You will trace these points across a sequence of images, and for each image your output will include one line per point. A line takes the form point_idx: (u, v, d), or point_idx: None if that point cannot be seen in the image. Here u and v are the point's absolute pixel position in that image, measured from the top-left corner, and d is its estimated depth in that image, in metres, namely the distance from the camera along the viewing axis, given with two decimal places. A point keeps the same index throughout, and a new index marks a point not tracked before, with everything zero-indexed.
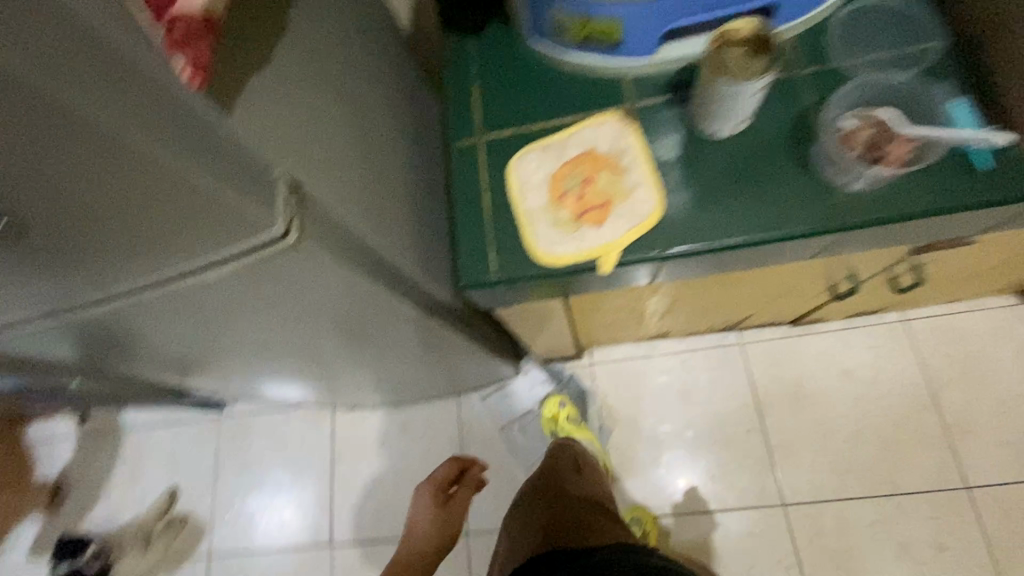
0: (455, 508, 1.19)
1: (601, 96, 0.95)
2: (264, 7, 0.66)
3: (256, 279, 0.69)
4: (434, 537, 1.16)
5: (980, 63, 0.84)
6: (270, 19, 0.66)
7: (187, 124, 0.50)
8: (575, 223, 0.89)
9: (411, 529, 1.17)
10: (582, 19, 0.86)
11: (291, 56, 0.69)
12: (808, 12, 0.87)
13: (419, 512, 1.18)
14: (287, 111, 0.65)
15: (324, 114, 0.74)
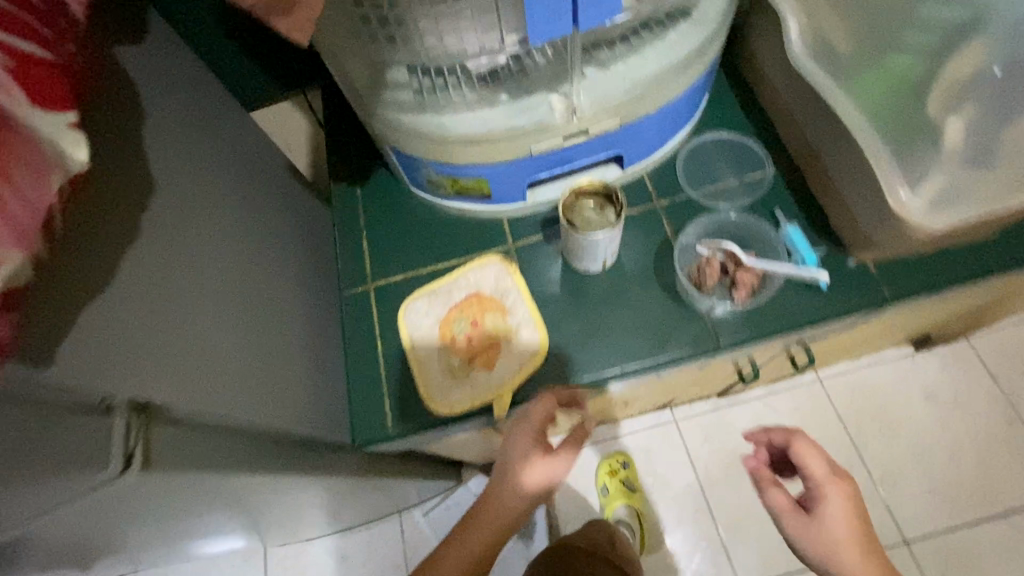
0: (535, 488, 0.71)
1: (483, 238, 1.00)
2: (100, 209, 0.62)
3: (111, 510, 0.62)
4: (512, 517, 0.70)
5: (806, 185, 0.94)
6: (108, 222, 0.62)
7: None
8: (467, 367, 0.89)
9: (486, 502, 0.71)
10: (451, 178, 0.92)
11: (145, 260, 0.67)
12: (654, 151, 0.96)
13: (529, 479, 0.70)
14: (133, 325, 0.62)
15: (190, 306, 0.73)
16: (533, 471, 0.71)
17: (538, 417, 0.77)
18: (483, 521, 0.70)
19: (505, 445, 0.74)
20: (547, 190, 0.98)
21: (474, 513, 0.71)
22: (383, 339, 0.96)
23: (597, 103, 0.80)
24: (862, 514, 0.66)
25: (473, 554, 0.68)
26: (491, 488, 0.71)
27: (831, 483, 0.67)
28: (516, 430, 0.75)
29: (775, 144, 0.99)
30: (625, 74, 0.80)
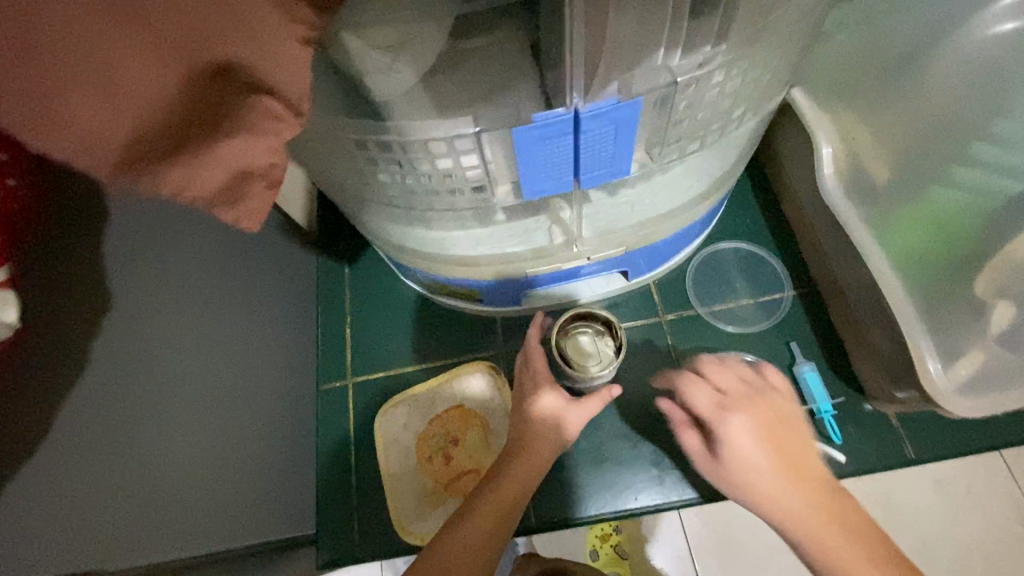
0: (558, 434, 0.69)
1: (474, 339, 0.94)
2: (48, 352, 0.56)
3: None
4: (537, 470, 0.66)
5: (827, 317, 0.87)
6: (56, 366, 0.57)
7: None
8: (442, 493, 0.85)
9: (514, 460, 0.66)
10: (442, 282, 0.86)
11: (100, 392, 0.62)
12: (665, 264, 0.89)
13: (554, 429, 0.69)
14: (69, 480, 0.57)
15: (145, 434, 0.67)
16: (562, 425, 0.70)
17: (571, 407, 0.70)
18: (511, 478, 0.64)
19: (529, 426, 0.69)
20: (547, 294, 0.89)
21: (495, 480, 0.65)
22: (358, 446, 0.90)
23: (602, 235, 0.72)
24: (777, 408, 0.63)
25: (485, 523, 0.60)
26: (522, 440, 0.68)
27: (752, 453, 0.59)
28: (550, 405, 0.70)
29: (797, 264, 0.91)
30: (635, 203, 0.70)
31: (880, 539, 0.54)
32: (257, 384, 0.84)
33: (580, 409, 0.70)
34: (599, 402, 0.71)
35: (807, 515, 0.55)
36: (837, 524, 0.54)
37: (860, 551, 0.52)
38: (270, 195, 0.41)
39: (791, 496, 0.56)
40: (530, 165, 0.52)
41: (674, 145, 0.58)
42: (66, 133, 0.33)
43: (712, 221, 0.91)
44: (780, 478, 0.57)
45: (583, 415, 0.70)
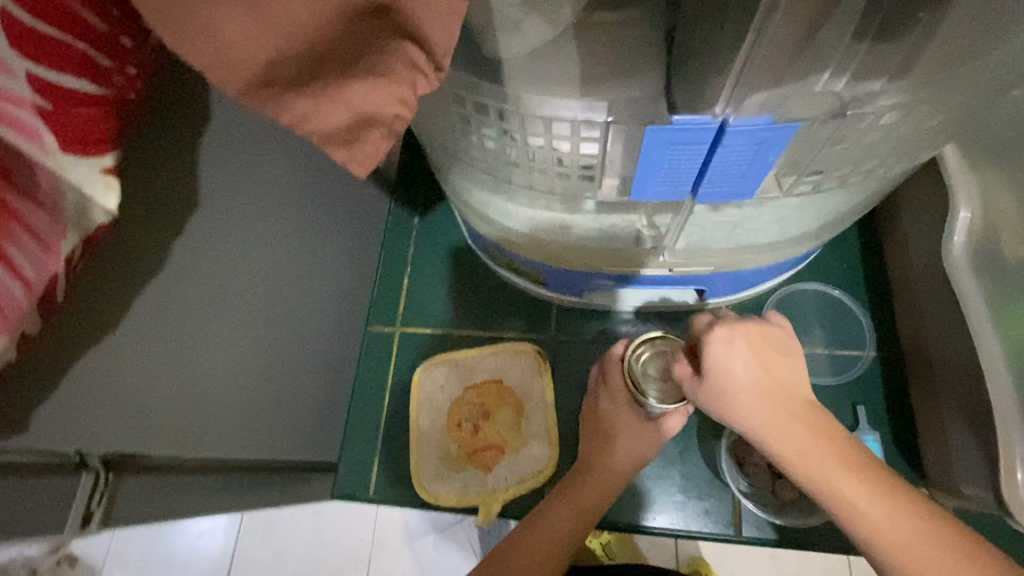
0: (637, 448, 0.73)
1: (526, 318, 0.92)
2: (146, 241, 0.57)
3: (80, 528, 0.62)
4: (612, 482, 0.72)
5: (905, 387, 0.81)
6: (148, 255, 0.57)
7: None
8: (463, 460, 0.86)
9: (589, 471, 0.72)
10: (509, 257, 0.85)
11: (187, 289, 0.63)
12: (742, 290, 0.84)
13: (634, 444, 0.73)
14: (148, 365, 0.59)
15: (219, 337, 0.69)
16: (640, 441, 0.73)
17: (652, 425, 0.73)
18: (587, 487, 0.71)
19: (609, 440, 0.74)
20: (612, 294, 0.86)
21: (570, 489, 0.72)
22: (391, 395, 0.91)
23: (691, 248, 0.70)
24: (769, 332, 0.59)
25: (568, 524, 0.68)
26: (598, 453, 0.74)
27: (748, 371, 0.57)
28: (629, 425, 0.74)
29: (887, 323, 0.84)
30: (736, 225, 0.66)
31: (898, 485, 0.51)
32: (312, 313, 0.86)
33: (659, 429, 0.73)
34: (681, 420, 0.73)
35: (798, 446, 0.54)
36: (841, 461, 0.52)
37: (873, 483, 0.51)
38: (384, 145, 0.38)
39: (783, 425, 0.55)
40: (651, 167, 0.50)
41: (805, 177, 0.54)
42: (216, 44, 0.32)
43: (806, 258, 0.85)
44: (771, 405, 0.56)
45: (665, 432, 0.73)
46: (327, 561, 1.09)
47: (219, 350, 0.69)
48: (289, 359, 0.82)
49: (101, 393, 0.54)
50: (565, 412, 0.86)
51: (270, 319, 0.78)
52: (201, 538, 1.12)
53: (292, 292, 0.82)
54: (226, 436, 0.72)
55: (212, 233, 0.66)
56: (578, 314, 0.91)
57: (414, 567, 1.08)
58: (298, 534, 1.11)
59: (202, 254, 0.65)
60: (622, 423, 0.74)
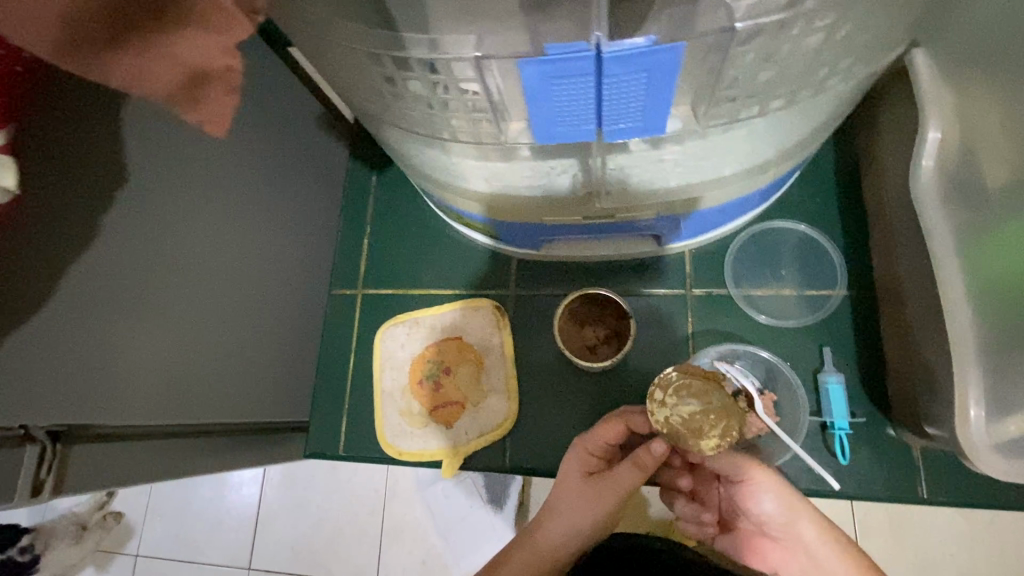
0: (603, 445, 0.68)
1: (484, 274, 0.90)
2: (64, 217, 0.56)
3: None
4: (545, 562, 0.65)
5: (876, 325, 0.76)
6: (65, 232, 0.56)
7: None
8: (425, 418, 0.85)
9: (527, 542, 0.66)
10: (458, 213, 0.83)
11: (121, 263, 0.62)
12: (703, 233, 0.79)
13: (575, 531, 0.64)
14: (87, 341, 0.60)
15: (166, 307, 0.69)
16: (585, 519, 0.64)
17: (597, 480, 0.65)
18: (517, 566, 0.65)
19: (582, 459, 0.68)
20: (568, 245, 0.83)
21: (502, 559, 0.66)
22: (357, 357, 0.93)
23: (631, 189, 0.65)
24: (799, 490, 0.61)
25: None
26: (539, 528, 0.66)
27: (749, 461, 0.60)
28: (577, 494, 0.65)
29: (861, 259, 0.79)
30: (678, 163, 0.62)
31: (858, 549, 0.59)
32: (269, 279, 0.85)
33: (601, 475, 0.65)
34: (635, 477, 0.63)
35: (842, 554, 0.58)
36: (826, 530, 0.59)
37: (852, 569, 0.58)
38: (230, 101, 0.36)
39: (800, 520, 0.59)
40: (546, 106, 0.44)
41: (734, 102, 0.48)
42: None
43: (774, 193, 0.79)
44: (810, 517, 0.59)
45: (609, 490, 0.64)
46: (343, 511, 1.13)
47: (173, 320, 0.70)
48: (250, 325, 0.82)
49: (33, 369, 0.54)
50: (528, 365, 0.85)
51: (227, 286, 0.78)
52: (230, 492, 1.18)
53: (245, 260, 0.81)
54: (192, 402, 0.74)
55: (149, 204, 0.65)
56: (537, 268, 0.88)
57: (422, 514, 1.10)
58: (309, 486, 1.14)
59: (139, 225, 0.64)
60: (568, 490, 0.66)
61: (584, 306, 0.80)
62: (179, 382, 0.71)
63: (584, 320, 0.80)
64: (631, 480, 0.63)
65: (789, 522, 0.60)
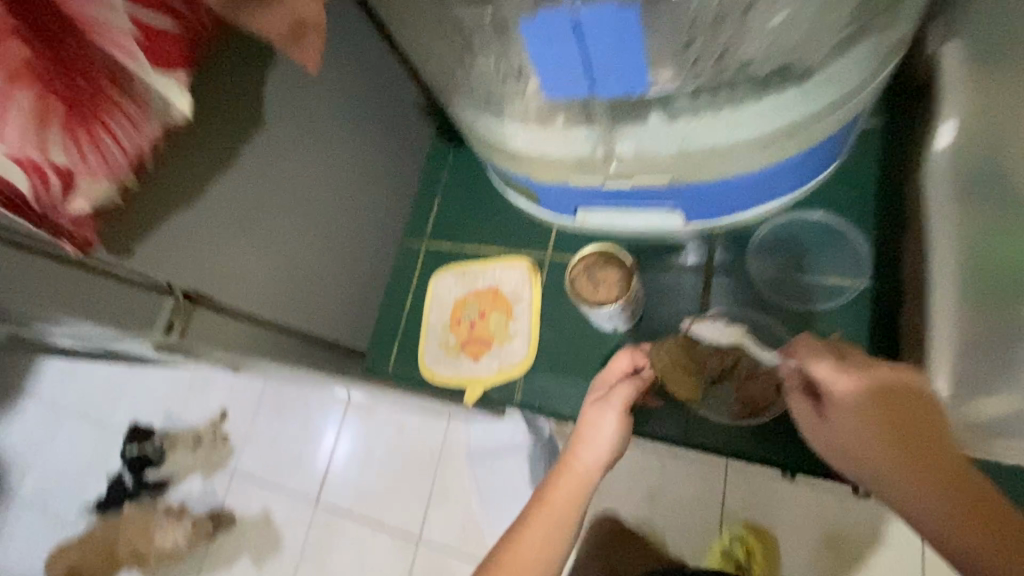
0: (610, 375, 0.73)
1: (527, 238, 1.02)
2: (216, 140, 0.78)
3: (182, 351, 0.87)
4: (582, 478, 0.65)
5: (894, 317, 0.76)
6: (217, 153, 0.78)
7: (94, 268, 0.68)
8: (458, 350, 0.99)
9: (562, 467, 0.66)
10: (505, 178, 0.95)
11: (247, 183, 0.84)
12: (727, 214, 0.84)
13: (603, 445, 0.66)
14: (219, 234, 0.82)
15: (274, 223, 0.90)
16: (606, 435, 0.67)
17: (602, 400, 0.69)
18: (563, 491, 0.64)
19: (599, 387, 0.73)
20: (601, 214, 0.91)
21: (545, 486, 0.65)
22: (414, 297, 1.10)
23: (643, 157, 0.72)
24: (887, 392, 0.53)
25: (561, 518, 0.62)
26: (569, 450, 0.67)
27: (828, 361, 0.57)
28: (591, 418, 0.68)
29: (890, 254, 0.79)
30: (687, 136, 0.69)
31: (966, 480, 0.49)
32: (353, 221, 1.05)
33: (605, 397, 0.69)
34: (631, 391, 0.69)
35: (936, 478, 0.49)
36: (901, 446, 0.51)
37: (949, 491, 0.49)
38: (319, 49, 0.54)
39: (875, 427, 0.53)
40: (543, 59, 0.57)
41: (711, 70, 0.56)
42: None
43: (805, 182, 0.82)
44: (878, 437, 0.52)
45: (616, 407, 0.68)
46: (408, 454, 1.14)
47: (276, 234, 0.91)
48: (333, 254, 1.02)
49: (178, 245, 0.77)
50: (552, 319, 0.95)
51: (318, 217, 0.98)
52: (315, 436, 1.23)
53: (337, 201, 1.01)
54: (279, 302, 0.94)
55: (273, 141, 0.86)
56: (573, 236, 0.98)
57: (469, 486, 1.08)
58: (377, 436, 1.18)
59: (262, 157, 0.85)
60: (587, 415, 0.68)
61: (602, 265, 0.85)
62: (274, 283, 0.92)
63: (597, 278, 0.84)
64: (631, 395, 0.69)
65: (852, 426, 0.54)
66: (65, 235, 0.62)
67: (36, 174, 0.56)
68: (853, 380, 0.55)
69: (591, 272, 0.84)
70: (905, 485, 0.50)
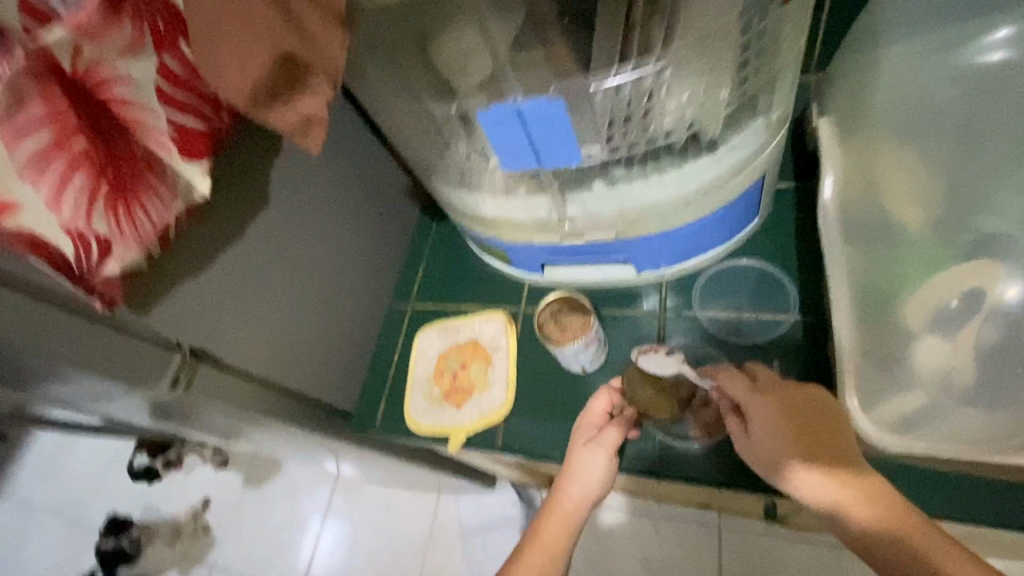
0: (593, 420, 0.84)
1: (502, 295, 1.13)
2: (229, 216, 0.91)
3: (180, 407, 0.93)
4: (572, 513, 0.78)
5: (821, 345, 0.88)
6: (229, 226, 0.90)
7: (117, 326, 0.75)
8: (442, 400, 1.05)
9: (555, 505, 0.78)
10: (481, 243, 1.09)
11: (253, 252, 0.96)
12: (671, 264, 0.97)
13: (591, 485, 0.79)
14: (226, 297, 0.92)
15: (274, 288, 1.01)
16: (595, 474, 0.79)
17: (594, 444, 0.81)
18: (555, 526, 0.77)
19: (583, 429, 0.84)
20: (564, 269, 1.04)
21: (541, 524, 0.78)
22: (401, 351, 1.21)
23: (588, 216, 0.86)
24: (801, 408, 0.66)
25: (557, 545, 0.76)
26: (562, 489, 0.80)
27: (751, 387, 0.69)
28: (583, 459, 0.80)
29: (812, 291, 0.92)
30: (626, 198, 0.84)
31: (866, 478, 0.62)
32: (345, 287, 1.16)
33: (594, 440, 0.81)
34: (618, 435, 0.81)
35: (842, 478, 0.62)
36: (813, 453, 0.63)
37: (853, 488, 0.61)
38: (323, 136, 0.68)
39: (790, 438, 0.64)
40: (500, 139, 0.71)
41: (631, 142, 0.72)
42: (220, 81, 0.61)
43: (736, 233, 0.96)
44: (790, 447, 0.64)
45: (604, 448, 0.80)
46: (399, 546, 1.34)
47: (275, 298, 1.01)
48: (325, 317, 1.12)
49: (190, 306, 0.86)
50: (527, 366, 1.03)
51: (313, 283, 1.10)
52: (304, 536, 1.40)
53: (331, 269, 1.13)
54: (274, 360, 1.02)
55: (278, 216, 0.99)
56: (542, 291, 1.10)
57: None
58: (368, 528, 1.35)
59: (267, 230, 0.98)
60: (577, 456, 0.81)
61: (566, 312, 0.96)
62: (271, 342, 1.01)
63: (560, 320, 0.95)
64: (616, 438, 0.81)
65: (769, 439, 0.65)
66: (92, 292, 0.71)
67: (79, 240, 0.67)
68: (772, 401, 0.67)
69: (556, 316, 0.96)
70: (829, 492, 0.61)
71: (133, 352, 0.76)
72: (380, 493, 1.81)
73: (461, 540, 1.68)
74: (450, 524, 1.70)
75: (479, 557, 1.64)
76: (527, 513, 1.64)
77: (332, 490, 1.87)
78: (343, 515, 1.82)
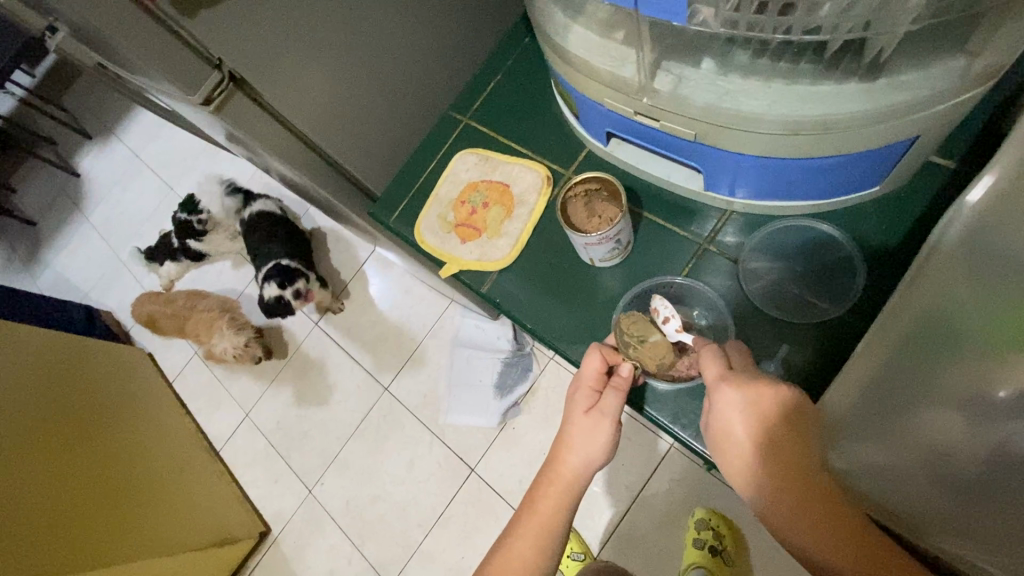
0: (585, 385, 0.77)
1: (557, 149, 1.01)
2: None
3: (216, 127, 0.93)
4: (570, 484, 0.75)
5: (845, 350, 0.78)
6: None
7: (156, 22, 0.72)
8: (452, 227, 1.03)
9: (554, 477, 0.75)
10: (557, 81, 0.93)
11: None
12: (745, 196, 0.82)
13: (589, 453, 0.74)
14: (277, 27, 0.85)
15: (330, 39, 0.93)
16: (596, 445, 0.74)
17: (595, 412, 0.75)
18: (553, 500, 0.75)
19: (577, 394, 0.77)
20: (630, 149, 0.90)
21: (540, 494, 0.76)
22: (437, 162, 1.10)
23: (673, 99, 0.69)
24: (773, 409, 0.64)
25: (554, 516, 0.74)
26: (561, 460, 0.75)
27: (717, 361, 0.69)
28: (583, 430, 0.75)
29: (877, 295, 0.78)
30: (730, 93, 0.66)
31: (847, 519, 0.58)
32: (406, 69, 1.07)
33: (594, 409, 0.75)
34: (618, 401, 0.74)
35: (814, 514, 0.59)
36: (792, 480, 0.61)
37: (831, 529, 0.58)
38: None
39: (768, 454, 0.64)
40: None
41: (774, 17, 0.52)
42: None
43: (837, 195, 0.79)
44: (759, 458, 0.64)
45: (606, 417, 0.74)
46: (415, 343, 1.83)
47: (328, 50, 0.94)
48: (375, 93, 1.06)
49: (237, 23, 0.80)
50: (545, 233, 0.97)
51: (376, 53, 1.02)
52: (356, 296, 1.99)
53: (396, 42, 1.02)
54: (313, 117, 0.99)
55: None
56: (599, 162, 0.97)
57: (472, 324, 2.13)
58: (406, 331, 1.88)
59: None
60: (576, 426, 0.75)
61: (597, 196, 0.88)
62: (314, 98, 0.96)
63: (590, 203, 0.88)
64: (618, 403, 0.74)
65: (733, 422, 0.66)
66: None
67: None
68: (737, 392, 0.66)
69: (586, 199, 0.89)
70: (801, 526, 0.60)
71: (168, 51, 0.74)
72: (401, 276, 1.95)
73: (450, 346, 1.82)
74: (445, 329, 1.84)
75: (459, 367, 1.78)
76: (515, 352, 1.71)
77: (367, 255, 2.02)
78: (363, 280, 2.00)
